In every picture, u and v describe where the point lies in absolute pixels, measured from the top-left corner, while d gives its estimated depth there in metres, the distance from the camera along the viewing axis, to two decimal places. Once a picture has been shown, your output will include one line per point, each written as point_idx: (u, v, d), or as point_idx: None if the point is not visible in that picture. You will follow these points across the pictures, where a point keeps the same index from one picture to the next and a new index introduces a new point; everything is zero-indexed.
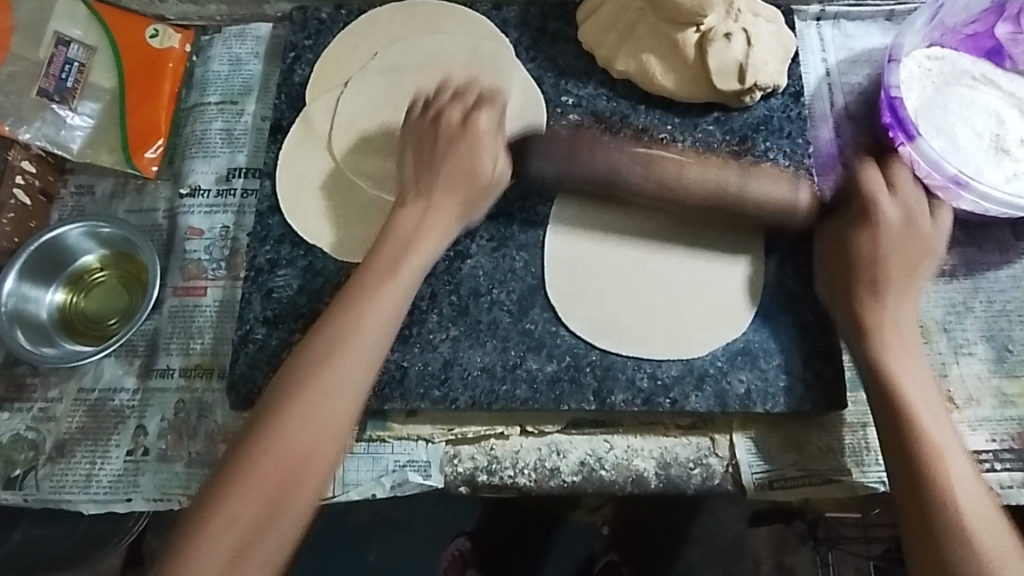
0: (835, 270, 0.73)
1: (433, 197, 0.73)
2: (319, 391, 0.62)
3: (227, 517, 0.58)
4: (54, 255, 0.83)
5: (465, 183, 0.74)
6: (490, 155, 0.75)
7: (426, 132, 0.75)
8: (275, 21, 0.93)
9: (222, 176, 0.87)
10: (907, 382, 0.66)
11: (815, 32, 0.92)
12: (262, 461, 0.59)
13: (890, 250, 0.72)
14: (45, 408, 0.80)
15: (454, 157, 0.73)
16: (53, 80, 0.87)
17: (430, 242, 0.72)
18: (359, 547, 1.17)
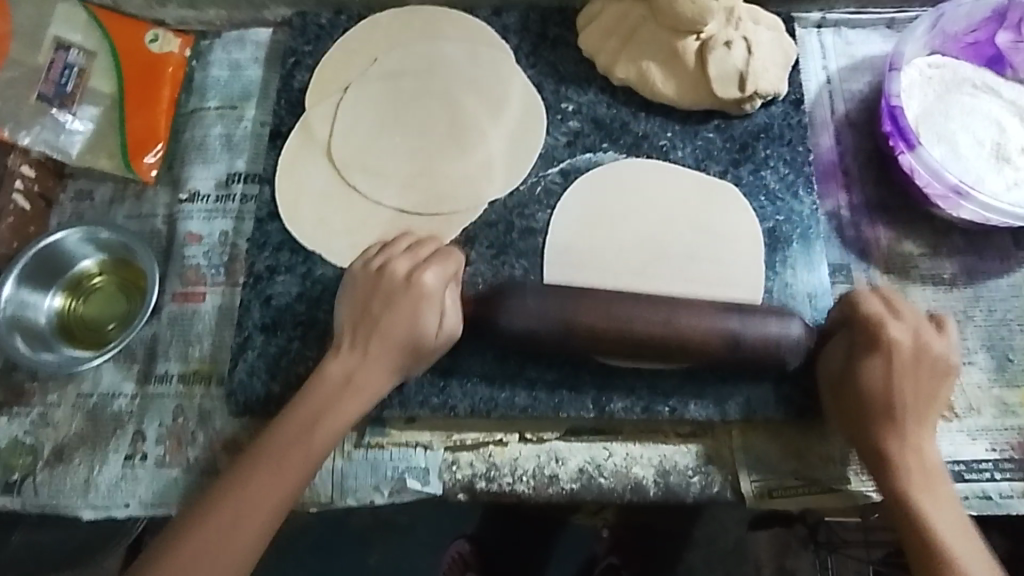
0: (842, 387, 0.68)
1: (373, 355, 0.68)
2: (296, 450, 0.65)
3: (192, 550, 0.61)
4: (53, 260, 0.83)
5: (405, 325, 0.68)
6: (430, 308, 0.68)
7: (369, 300, 0.69)
8: (275, 26, 0.93)
9: (221, 181, 0.86)
10: (917, 481, 0.64)
11: (816, 38, 0.92)
12: (231, 505, 0.62)
13: (906, 359, 0.66)
14: (43, 413, 0.79)
15: (391, 316, 0.68)
16: (52, 85, 0.87)
17: (358, 402, 0.67)
18: (360, 550, 1.16)
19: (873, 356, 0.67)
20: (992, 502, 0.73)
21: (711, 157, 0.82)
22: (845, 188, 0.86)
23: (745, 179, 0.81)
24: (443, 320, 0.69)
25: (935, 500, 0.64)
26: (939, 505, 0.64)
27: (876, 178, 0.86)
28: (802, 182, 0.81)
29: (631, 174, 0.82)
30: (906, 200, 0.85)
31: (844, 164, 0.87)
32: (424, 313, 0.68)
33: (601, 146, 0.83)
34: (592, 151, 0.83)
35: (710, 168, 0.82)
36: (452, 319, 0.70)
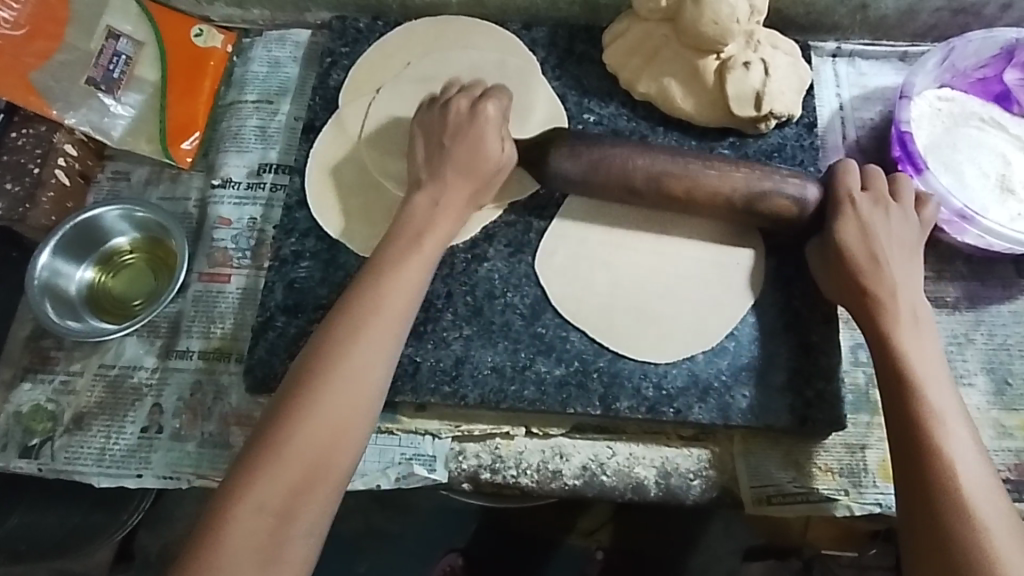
0: (823, 275, 0.75)
1: (450, 177, 0.76)
2: (374, 345, 0.67)
3: (288, 450, 0.61)
4: (90, 233, 0.86)
5: (472, 153, 0.76)
6: (493, 131, 0.77)
7: (445, 134, 0.77)
8: (315, 29, 0.98)
9: (254, 170, 0.90)
10: (922, 377, 0.65)
11: (830, 68, 0.95)
12: (358, 356, 0.66)
13: (882, 235, 0.72)
14: (66, 380, 0.82)
15: (457, 147, 0.76)
16: (102, 70, 0.91)
17: (449, 224, 0.75)
18: (349, 556, 1.21)
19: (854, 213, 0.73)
20: None
21: None
22: None
23: None
24: (505, 143, 0.77)
25: (946, 410, 0.64)
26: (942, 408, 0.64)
27: None
28: None
29: None
30: None
31: None
32: (487, 141, 0.76)
33: None
34: None
35: None
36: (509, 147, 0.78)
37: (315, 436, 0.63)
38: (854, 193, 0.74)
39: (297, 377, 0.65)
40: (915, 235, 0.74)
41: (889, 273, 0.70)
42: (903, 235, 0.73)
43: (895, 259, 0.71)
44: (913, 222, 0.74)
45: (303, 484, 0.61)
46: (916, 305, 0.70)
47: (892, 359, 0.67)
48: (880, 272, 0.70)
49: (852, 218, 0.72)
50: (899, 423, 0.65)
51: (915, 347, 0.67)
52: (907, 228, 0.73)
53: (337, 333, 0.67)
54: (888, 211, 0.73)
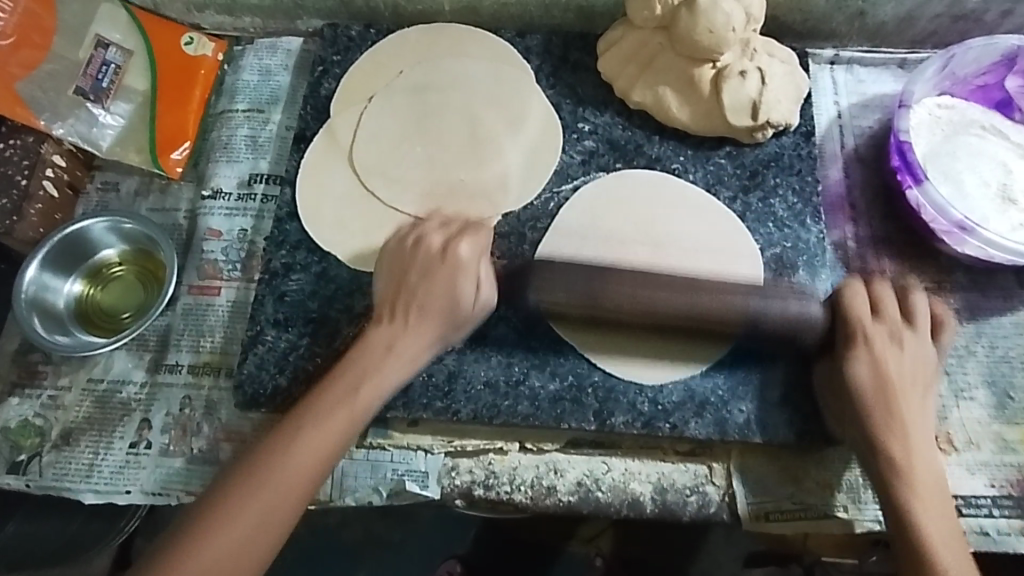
0: (831, 413, 0.73)
1: (421, 317, 0.70)
2: (331, 421, 0.65)
3: (237, 529, 0.60)
4: (78, 246, 0.85)
5: (444, 300, 0.70)
6: (467, 271, 0.71)
7: (423, 266, 0.71)
8: (307, 37, 0.97)
9: (244, 180, 0.89)
10: (926, 519, 0.63)
11: (828, 75, 0.94)
12: (317, 430, 0.64)
13: (894, 370, 0.69)
14: (54, 395, 0.81)
15: (426, 295, 0.70)
16: (90, 80, 0.89)
17: (399, 370, 0.69)
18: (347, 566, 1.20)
19: (867, 346, 0.69)
20: (990, 538, 0.74)
21: (721, 183, 0.85)
22: (852, 221, 0.87)
23: (754, 206, 0.84)
24: (480, 290, 0.72)
25: (945, 543, 0.63)
26: (949, 553, 0.62)
27: (883, 213, 0.87)
28: (810, 212, 0.83)
29: (629, 188, 0.84)
30: (911, 234, 0.86)
31: (851, 198, 0.88)
32: (460, 288, 0.71)
33: (615, 166, 0.86)
34: (606, 170, 0.86)
35: (719, 194, 0.84)
36: (487, 290, 0.73)
37: (258, 509, 0.61)
38: (866, 322, 0.70)
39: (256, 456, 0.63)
40: (931, 362, 0.71)
41: (902, 420, 0.67)
42: (917, 367, 0.70)
43: (908, 394, 0.69)
44: (930, 355, 0.71)
45: (235, 555, 0.60)
46: (925, 441, 0.68)
47: (900, 501, 0.65)
48: (889, 405, 0.68)
49: (866, 359, 0.69)
50: (909, 572, 0.62)
51: (923, 485, 0.65)
52: (920, 371, 0.70)
53: (309, 407, 0.66)
54: (901, 344, 0.70)
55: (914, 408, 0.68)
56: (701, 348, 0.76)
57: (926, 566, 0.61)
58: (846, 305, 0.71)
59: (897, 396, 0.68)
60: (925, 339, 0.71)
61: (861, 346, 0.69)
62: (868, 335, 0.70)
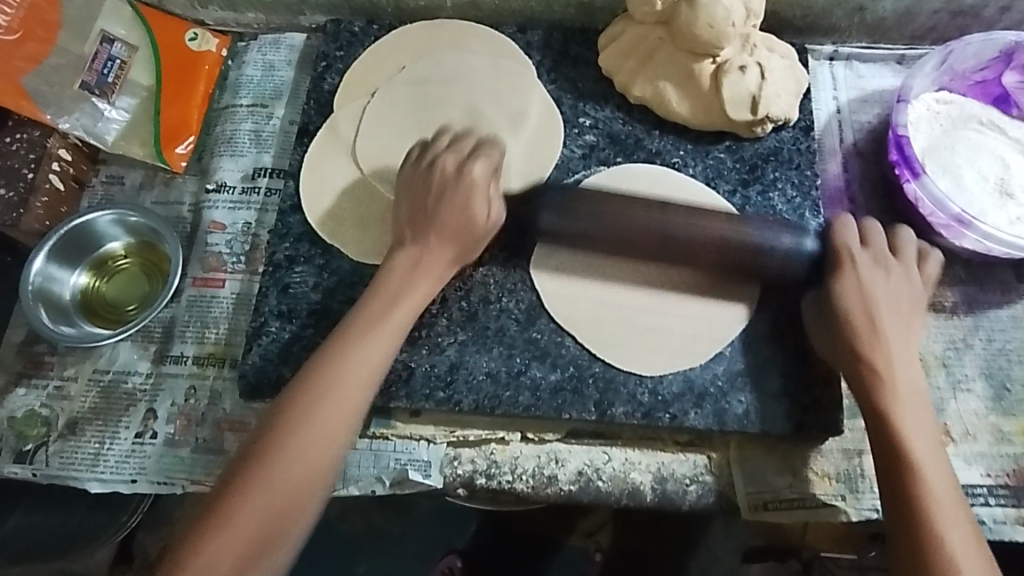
0: (819, 340, 0.74)
1: (436, 236, 0.75)
2: (346, 369, 0.68)
3: (265, 493, 0.62)
4: (83, 238, 0.86)
5: (461, 214, 0.75)
6: (483, 167, 0.76)
7: (433, 192, 0.75)
8: (310, 32, 0.98)
9: (248, 174, 0.90)
10: (911, 435, 0.65)
11: (827, 70, 0.95)
12: (325, 406, 0.66)
13: (881, 298, 0.71)
14: (60, 385, 0.82)
15: (446, 212, 0.74)
16: (95, 74, 0.90)
17: (423, 288, 0.74)
18: (349, 559, 1.21)
19: (852, 273, 0.72)
20: (986, 528, 0.74)
21: (721, 176, 0.85)
22: (850, 215, 0.88)
23: (753, 199, 0.84)
24: (492, 208, 0.76)
25: (930, 465, 0.64)
26: (932, 466, 0.64)
27: (881, 207, 0.88)
28: (809, 205, 0.84)
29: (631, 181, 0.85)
30: (909, 228, 0.87)
31: (850, 192, 0.89)
32: (475, 203, 0.75)
33: (615, 161, 0.87)
34: (606, 164, 0.87)
35: (719, 187, 0.85)
36: (497, 208, 0.77)
37: (277, 489, 0.63)
38: (853, 248, 0.73)
39: (269, 421, 0.66)
40: (918, 295, 0.73)
41: (886, 344, 0.69)
42: (902, 295, 0.72)
43: (892, 318, 0.71)
44: (917, 286, 0.73)
45: (257, 540, 0.61)
46: (911, 369, 0.69)
47: (887, 423, 0.66)
48: (875, 330, 0.70)
49: (858, 283, 0.71)
50: (893, 492, 0.64)
51: (909, 409, 0.67)
52: (906, 293, 0.72)
53: (312, 381, 0.67)
54: (886, 271, 0.72)
55: (901, 332, 0.70)
56: (698, 345, 0.77)
57: (910, 483, 0.63)
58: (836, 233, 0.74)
59: (882, 321, 0.70)
60: (910, 267, 0.74)
61: (848, 273, 0.72)
62: (855, 263, 0.72)
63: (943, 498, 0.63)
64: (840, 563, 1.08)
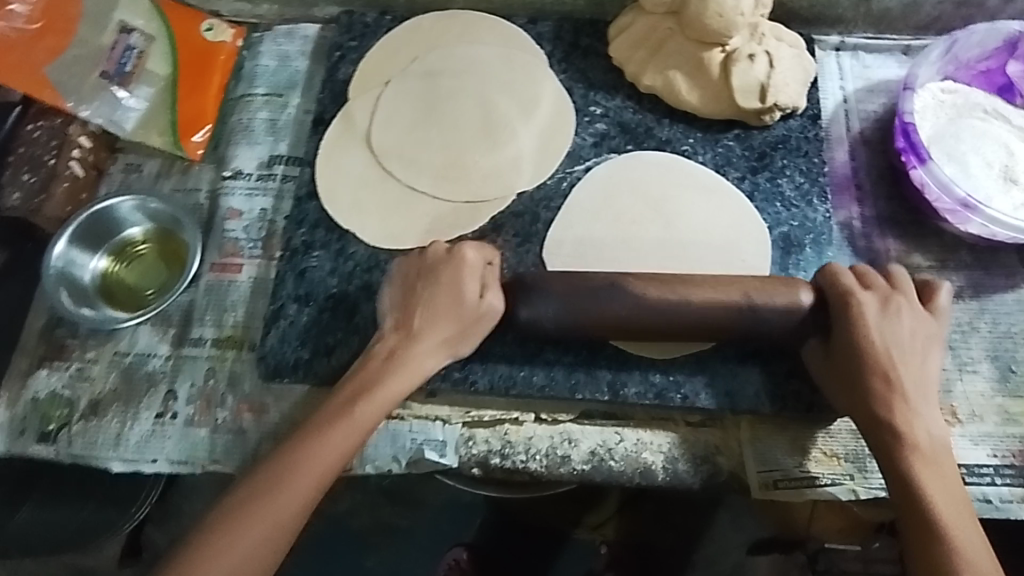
0: (835, 390, 0.72)
1: (431, 327, 0.73)
2: (344, 433, 0.68)
3: (230, 557, 0.63)
4: (105, 224, 0.87)
5: (453, 302, 0.73)
6: (472, 277, 0.74)
7: (425, 276, 0.75)
8: (323, 23, 0.99)
9: (264, 162, 0.91)
10: (935, 497, 0.64)
11: (834, 61, 0.96)
12: (298, 476, 0.66)
13: (891, 343, 0.69)
14: (81, 368, 0.83)
15: (436, 292, 0.73)
16: (114, 64, 0.92)
17: (403, 381, 0.71)
18: (358, 554, 1.22)
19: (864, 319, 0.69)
20: (993, 506, 0.76)
21: (730, 163, 0.87)
22: (858, 202, 0.89)
23: (762, 185, 0.86)
24: (486, 290, 0.74)
25: (957, 523, 0.63)
26: (962, 527, 0.63)
27: (888, 194, 0.89)
28: (817, 191, 0.85)
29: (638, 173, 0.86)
30: (916, 214, 0.88)
31: (857, 179, 0.91)
32: (465, 286, 0.74)
33: (626, 148, 0.88)
34: (617, 152, 0.88)
35: (728, 174, 0.86)
36: (491, 293, 0.74)
37: (239, 554, 0.64)
38: (857, 293, 0.70)
39: (274, 464, 0.67)
40: (930, 333, 0.71)
41: (895, 397, 0.68)
42: (910, 339, 0.69)
43: (905, 367, 0.69)
44: (924, 323, 0.71)
45: None
46: (926, 420, 0.68)
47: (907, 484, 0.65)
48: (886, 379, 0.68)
49: (869, 334, 0.68)
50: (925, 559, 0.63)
51: (928, 465, 0.66)
52: (913, 337, 0.70)
53: (292, 448, 0.68)
54: (896, 313, 0.70)
55: (913, 381, 0.68)
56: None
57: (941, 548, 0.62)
58: (840, 277, 0.71)
59: (893, 369, 0.68)
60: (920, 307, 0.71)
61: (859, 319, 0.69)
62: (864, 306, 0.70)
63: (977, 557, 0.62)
64: None
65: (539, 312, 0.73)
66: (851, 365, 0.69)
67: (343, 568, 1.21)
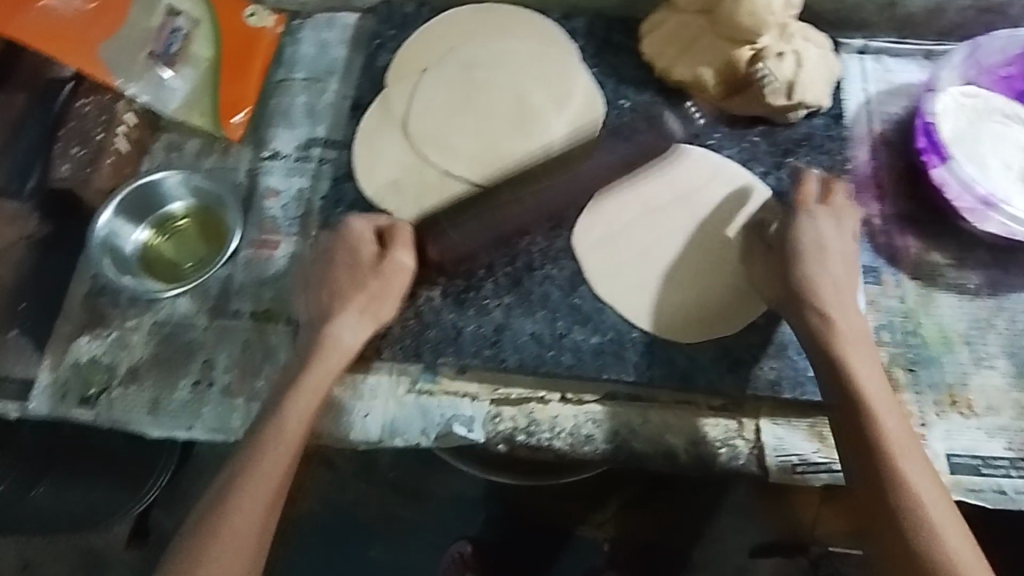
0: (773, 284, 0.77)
1: (336, 303, 0.76)
2: (278, 441, 0.69)
3: None
4: (150, 197, 0.91)
5: (352, 270, 0.77)
6: (370, 243, 0.79)
7: (327, 260, 0.79)
8: (362, 13, 1.02)
9: (302, 144, 0.94)
10: (864, 382, 0.68)
11: (857, 63, 0.98)
12: (248, 491, 0.67)
13: (830, 244, 0.75)
14: (121, 336, 0.86)
15: (336, 268, 0.78)
16: (161, 45, 0.95)
17: (318, 374, 0.73)
18: (361, 546, 1.24)
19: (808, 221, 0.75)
20: (1007, 496, 0.78)
21: (756, 159, 0.90)
22: (878, 200, 0.92)
23: (786, 180, 0.88)
24: (390, 250, 0.78)
25: (884, 404, 0.67)
26: (886, 410, 0.67)
27: (908, 193, 0.92)
28: None
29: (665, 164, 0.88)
30: (935, 213, 0.90)
31: (878, 177, 0.93)
32: (362, 250, 0.78)
33: (654, 140, 0.90)
34: (645, 143, 0.90)
35: (754, 168, 0.89)
36: (391, 255, 0.78)
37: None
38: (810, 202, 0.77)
39: (219, 490, 0.68)
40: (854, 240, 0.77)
41: (831, 280, 0.73)
42: (842, 240, 0.76)
43: (837, 265, 0.74)
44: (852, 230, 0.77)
45: None
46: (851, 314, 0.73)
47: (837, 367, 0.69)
48: (822, 273, 0.73)
49: (808, 222, 0.75)
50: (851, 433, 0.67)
51: (859, 353, 0.70)
52: (848, 229, 0.77)
53: (236, 469, 0.69)
54: (834, 220, 0.76)
55: (844, 278, 0.74)
56: (734, 318, 0.81)
57: (869, 426, 0.66)
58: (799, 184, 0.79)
59: (829, 264, 0.74)
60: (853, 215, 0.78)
61: (803, 221, 0.75)
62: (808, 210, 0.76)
63: (899, 438, 0.66)
64: (847, 561, 1.11)
65: (445, 240, 0.83)
66: (790, 258, 0.74)
67: (348, 558, 1.24)
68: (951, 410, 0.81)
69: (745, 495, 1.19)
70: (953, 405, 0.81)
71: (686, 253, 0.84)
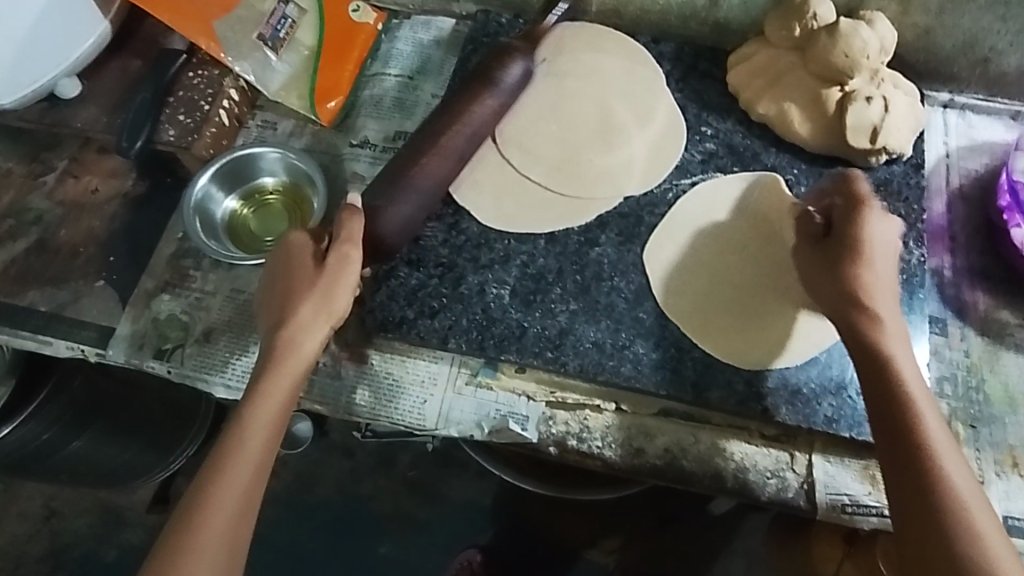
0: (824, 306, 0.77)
1: (283, 306, 0.75)
2: (245, 440, 0.69)
3: None
4: (242, 169, 0.95)
5: (298, 274, 0.77)
6: (308, 248, 0.78)
7: (277, 268, 0.78)
8: (459, 18, 1.06)
9: (389, 136, 0.98)
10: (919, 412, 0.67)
11: (940, 117, 0.99)
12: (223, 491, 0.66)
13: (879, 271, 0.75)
14: (200, 297, 0.90)
15: (279, 276, 0.77)
16: (270, 28, 0.99)
17: (274, 373, 0.72)
18: (375, 538, 1.36)
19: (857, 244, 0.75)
20: None
21: None
22: (950, 252, 0.92)
23: None
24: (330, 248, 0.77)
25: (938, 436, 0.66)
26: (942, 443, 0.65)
27: (981, 249, 0.92)
28: (913, 235, 0.88)
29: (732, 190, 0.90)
30: (1008, 272, 0.90)
31: (952, 231, 0.93)
32: (300, 257, 0.78)
33: (732, 169, 0.92)
34: (723, 171, 0.92)
35: None
36: (332, 254, 0.76)
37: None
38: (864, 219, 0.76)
39: (190, 496, 0.67)
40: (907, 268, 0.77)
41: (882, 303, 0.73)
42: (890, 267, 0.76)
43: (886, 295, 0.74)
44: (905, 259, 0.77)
45: None
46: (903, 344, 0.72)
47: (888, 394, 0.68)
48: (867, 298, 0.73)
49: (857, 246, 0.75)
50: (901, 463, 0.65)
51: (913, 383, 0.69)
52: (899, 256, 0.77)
53: (207, 473, 0.67)
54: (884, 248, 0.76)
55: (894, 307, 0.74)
56: (795, 347, 0.81)
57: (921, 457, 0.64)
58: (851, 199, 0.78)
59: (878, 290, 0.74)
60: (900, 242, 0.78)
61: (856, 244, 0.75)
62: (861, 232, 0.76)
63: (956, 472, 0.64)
64: None
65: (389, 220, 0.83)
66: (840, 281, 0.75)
67: (358, 546, 1.36)
68: (1012, 471, 0.80)
69: (758, 541, 1.31)
70: (1014, 466, 0.80)
71: (748, 280, 0.85)
